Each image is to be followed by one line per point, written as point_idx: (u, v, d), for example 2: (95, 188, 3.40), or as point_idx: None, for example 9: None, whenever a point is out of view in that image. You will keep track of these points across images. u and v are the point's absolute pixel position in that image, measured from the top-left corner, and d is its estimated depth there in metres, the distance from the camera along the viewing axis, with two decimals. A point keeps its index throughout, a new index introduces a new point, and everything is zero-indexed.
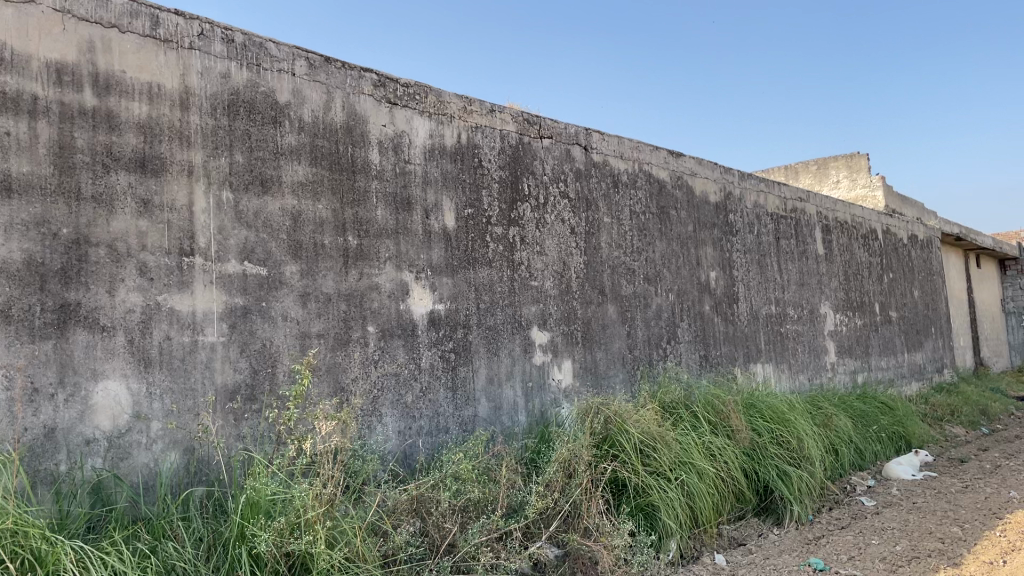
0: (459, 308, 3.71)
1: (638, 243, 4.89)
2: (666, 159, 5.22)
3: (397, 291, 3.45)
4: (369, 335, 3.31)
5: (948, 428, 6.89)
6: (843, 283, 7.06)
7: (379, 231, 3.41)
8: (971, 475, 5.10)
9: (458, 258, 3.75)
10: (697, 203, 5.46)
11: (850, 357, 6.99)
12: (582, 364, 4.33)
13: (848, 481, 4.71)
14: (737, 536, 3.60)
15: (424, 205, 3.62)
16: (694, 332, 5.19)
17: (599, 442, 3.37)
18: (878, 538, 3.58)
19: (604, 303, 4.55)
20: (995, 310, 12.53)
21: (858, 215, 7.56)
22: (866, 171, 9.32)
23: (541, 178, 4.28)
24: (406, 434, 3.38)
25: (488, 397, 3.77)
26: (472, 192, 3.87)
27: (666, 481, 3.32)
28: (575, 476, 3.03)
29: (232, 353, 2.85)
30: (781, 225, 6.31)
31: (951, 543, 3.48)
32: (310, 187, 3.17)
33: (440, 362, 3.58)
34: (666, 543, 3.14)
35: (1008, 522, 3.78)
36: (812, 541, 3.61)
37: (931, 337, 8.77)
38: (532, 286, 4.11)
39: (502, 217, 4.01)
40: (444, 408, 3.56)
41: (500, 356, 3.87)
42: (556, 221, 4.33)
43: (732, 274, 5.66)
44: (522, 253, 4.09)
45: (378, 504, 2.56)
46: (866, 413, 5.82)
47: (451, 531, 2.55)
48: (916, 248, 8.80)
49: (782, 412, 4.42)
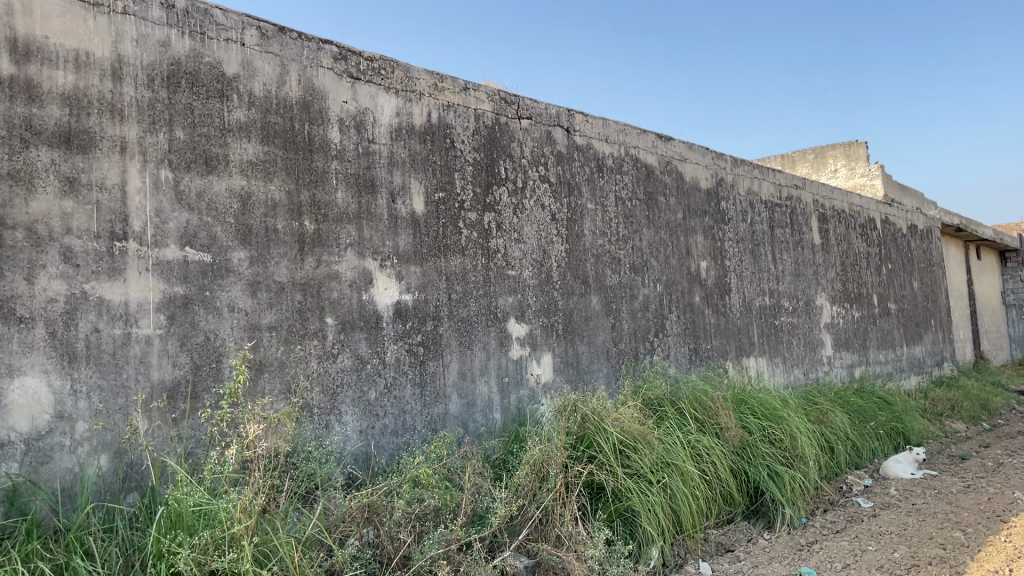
0: (428, 299, 3.47)
1: (624, 231, 4.65)
2: (654, 142, 4.98)
3: (359, 280, 3.21)
4: (327, 328, 3.07)
5: (948, 424, 6.66)
6: (840, 273, 6.82)
7: (339, 216, 3.17)
8: (973, 473, 4.87)
9: (427, 245, 3.50)
10: (687, 190, 5.22)
11: (847, 351, 6.76)
12: (563, 358, 4.10)
13: (844, 481, 4.48)
14: (724, 541, 3.37)
15: (390, 187, 3.37)
16: (683, 325, 4.96)
17: (576, 442, 3.14)
18: (876, 544, 3.34)
19: (587, 294, 4.32)
20: (995, 303, 12.32)
21: (856, 204, 7.32)
22: (865, 159, 9.07)
23: (520, 161, 4.03)
24: (369, 434, 3.15)
25: (460, 394, 3.54)
26: (443, 175, 3.62)
27: (647, 484, 3.08)
28: (547, 480, 2.79)
29: (171, 347, 2.61)
30: (776, 213, 6.08)
31: (952, 550, 3.24)
32: (261, 167, 2.93)
33: (408, 357, 3.34)
34: (647, 551, 2.90)
35: (1013, 525, 3.56)
36: (806, 547, 3.37)
37: (930, 329, 8.54)
38: (509, 275, 3.87)
39: (476, 202, 3.76)
40: (411, 405, 3.32)
41: (474, 350, 3.63)
42: (535, 206, 4.08)
43: (723, 264, 5.42)
44: (499, 240, 3.85)
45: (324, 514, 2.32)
46: (863, 409, 5.59)
47: (405, 543, 2.32)
48: (915, 239, 8.56)
49: (773, 408, 4.19)
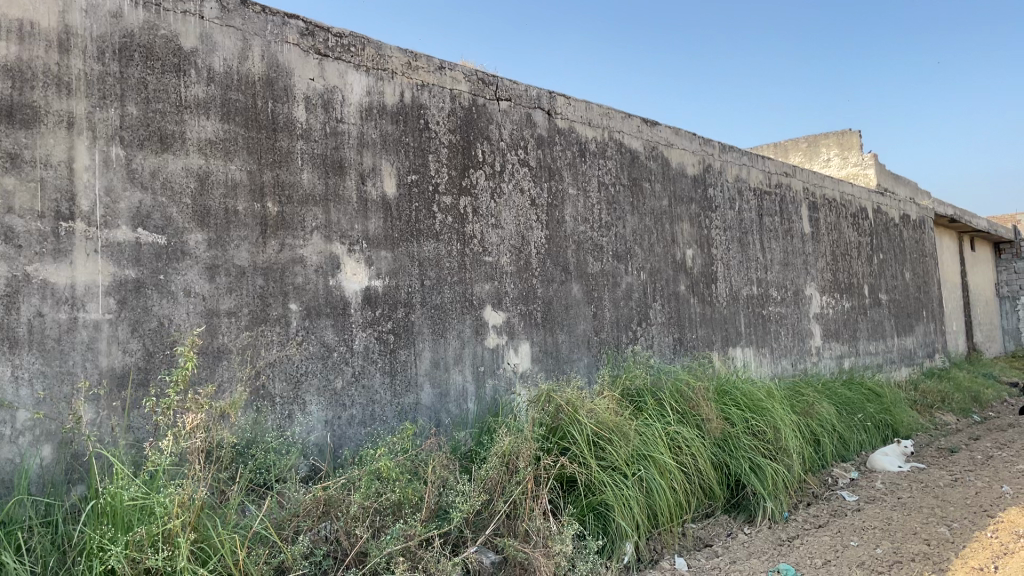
0: (400, 285, 3.35)
1: (607, 218, 4.54)
2: (639, 127, 4.86)
3: (326, 265, 3.09)
4: (291, 314, 2.95)
5: (938, 416, 6.58)
6: (830, 263, 6.72)
7: (304, 198, 3.05)
8: (961, 466, 4.79)
9: (399, 229, 3.38)
10: (673, 176, 5.10)
11: (836, 341, 6.66)
12: (542, 347, 3.99)
13: (829, 474, 4.39)
14: (702, 536, 3.28)
15: (360, 169, 3.25)
16: (667, 314, 4.85)
17: (549, 434, 3.03)
18: (858, 539, 3.25)
19: (568, 282, 4.20)
20: (988, 295, 12.24)
21: (847, 192, 7.21)
22: (858, 148, 8.96)
23: (498, 144, 3.91)
24: (336, 424, 3.04)
25: (433, 383, 3.43)
26: (417, 157, 3.50)
27: (622, 477, 2.99)
28: (515, 472, 2.69)
29: (121, 333, 2.50)
30: (765, 201, 5.96)
31: (937, 546, 3.15)
32: (221, 145, 2.81)
33: (377, 345, 3.23)
34: (620, 547, 2.81)
35: (1001, 521, 3.47)
36: (786, 542, 3.27)
37: (922, 321, 8.45)
38: (485, 261, 3.75)
39: (451, 185, 3.64)
40: (381, 394, 3.21)
41: (447, 338, 3.52)
42: (514, 191, 3.96)
43: (710, 252, 5.31)
44: (475, 225, 3.73)
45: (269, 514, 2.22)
46: (852, 401, 5.49)
47: (361, 538, 2.22)
48: (907, 229, 8.46)
49: (757, 399, 4.09)
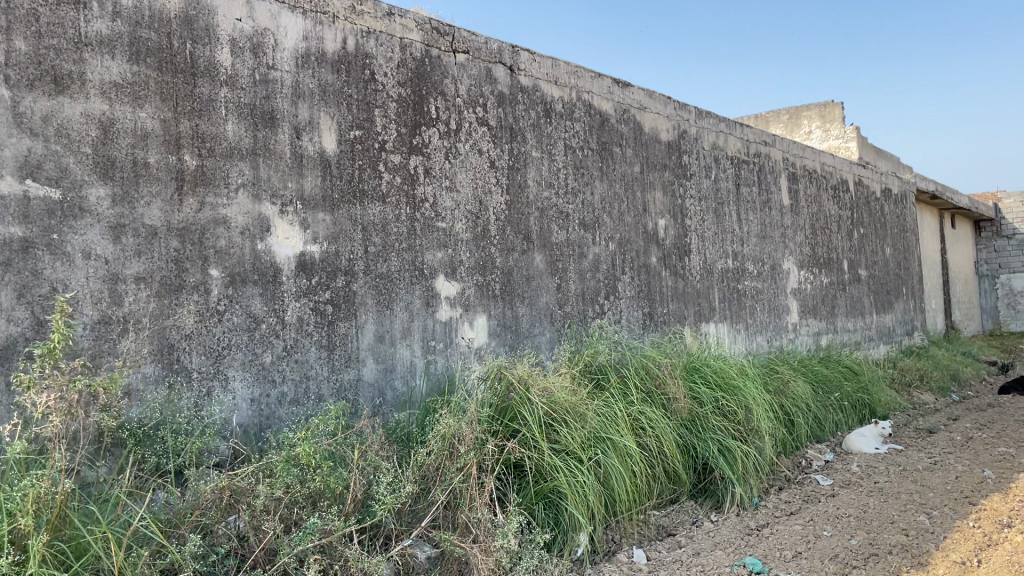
0: (340, 251, 3.05)
1: (573, 184, 4.25)
2: (610, 88, 4.56)
3: (253, 227, 2.79)
4: (211, 281, 2.66)
5: (917, 395, 6.39)
6: (809, 237, 6.49)
7: (228, 151, 2.75)
8: (940, 448, 4.58)
9: (340, 189, 3.08)
10: (646, 141, 4.82)
11: (814, 318, 6.44)
12: (499, 321, 3.71)
13: (804, 457, 4.17)
14: (666, 525, 3.05)
15: (294, 121, 2.95)
16: (637, 287, 4.60)
17: (498, 415, 2.78)
18: (832, 529, 3.01)
19: (530, 251, 3.92)
20: (968, 273, 12.12)
21: (828, 164, 6.96)
22: (840, 120, 8.71)
23: (454, 100, 3.60)
24: (263, 403, 2.76)
25: (377, 359, 3.14)
26: (361, 111, 3.19)
27: (577, 462, 2.73)
28: (456, 458, 2.42)
29: (5, 299, 2.23)
30: (742, 170, 5.70)
31: (916, 537, 2.92)
32: (129, 90, 2.52)
33: (313, 317, 2.93)
34: (573, 539, 2.56)
35: (983, 509, 3.25)
36: (755, 531, 3.04)
37: (902, 298, 8.27)
38: (438, 227, 3.46)
39: (400, 143, 3.33)
40: (316, 370, 2.93)
41: (394, 310, 3.23)
42: (470, 151, 3.66)
43: (684, 223, 5.05)
44: (426, 188, 3.43)
45: (156, 510, 1.95)
46: (829, 378, 5.27)
47: (268, 536, 1.96)
48: (889, 204, 8.23)
49: (729, 376, 3.85)
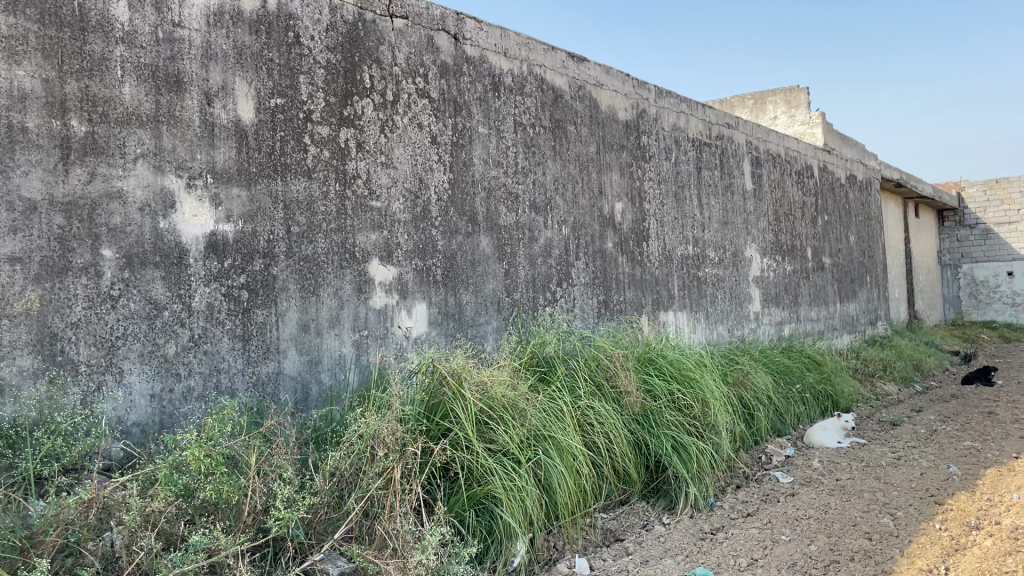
0: (257, 231, 2.77)
1: (523, 163, 3.98)
2: (564, 62, 4.30)
3: (154, 202, 2.50)
4: (103, 262, 2.38)
5: (880, 385, 6.25)
6: (772, 223, 6.31)
7: (124, 117, 2.46)
8: (904, 442, 4.42)
9: (258, 162, 2.79)
10: (602, 120, 4.57)
11: (776, 307, 6.27)
12: (441, 309, 3.45)
13: (763, 452, 3.97)
14: (613, 529, 2.83)
15: (204, 86, 2.66)
16: (592, 273, 4.37)
17: (429, 412, 2.52)
18: (791, 533, 2.80)
19: (475, 234, 3.66)
20: (931, 263, 12.11)
21: (792, 149, 6.78)
22: (806, 106, 8.55)
23: (391, 69, 3.32)
24: (165, 399, 2.48)
25: (300, 350, 2.86)
26: (283, 78, 2.90)
27: (514, 463, 2.49)
28: (375, 462, 2.17)
29: None
30: (704, 152, 5.48)
31: (880, 541, 2.72)
32: (3, 45, 2.24)
33: (225, 303, 2.65)
34: (508, 548, 2.32)
35: (949, 510, 3.07)
36: (709, 535, 2.82)
37: (866, 287, 8.15)
38: (372, 207, 3.18)
39: (329, 114, 3.04)
40: (230, 362, 2.65)
41: (321, 296, 2.95)
42: (409, 125, 3.38)
43: (642, 207, 4.82)
44: (359, 163, 3.14)
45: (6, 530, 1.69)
46: (791, 369, 5.09)
47: (141, 555, 1.70)
48: (853, 190, 8.09)
49: (686, 368, 3.64)
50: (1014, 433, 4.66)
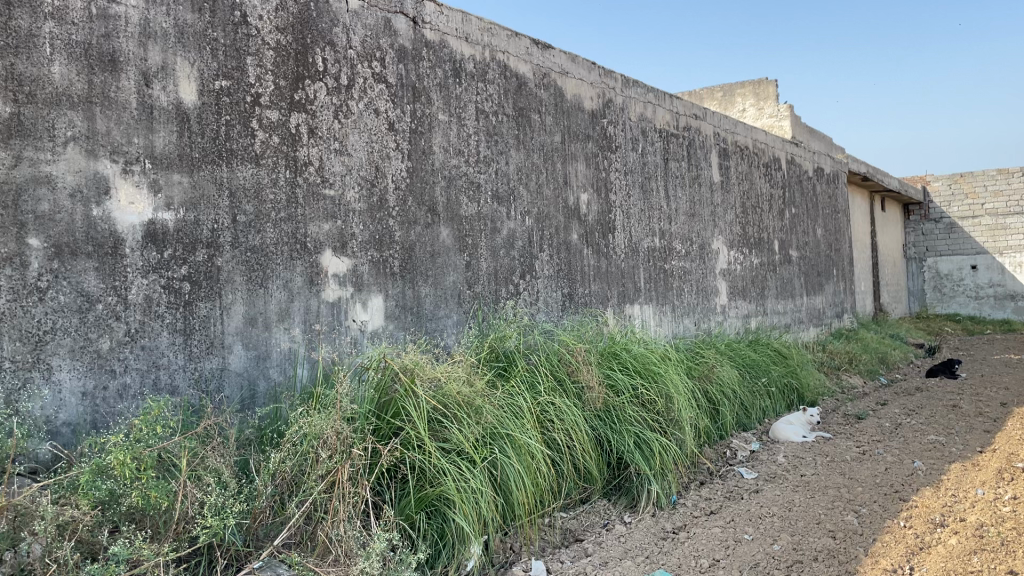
0: (199, 219, 2.63)
1: (485, 152, 3.86)
2: (528, 49, 4.19)
3: (86, 188, 2.37)
4: (29, 252, 2.24)
5: (846, 378, 6.25)
6: (739, 216, 6.26)
7: (54, 97, 2.32)
8: (869, 436, 4.39)
9: (201, 147, 2.65)
10: (567, 109, 4.47)
11: (743, 300, 6.23)
12: (398, 302, 3.33)
13: (727, 447, 3.92)
14: (573, 529, 2.74)
15: (141, 66, 2.52)
16: (556, 266, 4.27)
17: (380, 411, 2.41)
18: (754, 532, 2.73)
19: (435, 225, 3.54)
20: (897, 256, 12.20)
21: (760, 141, 6.73)
22: (774, 98, 8.52)
23: (345, 52, 3.18)
24: (98, 397, 2.35)
25: (246, 345, 2.73)
26: (229, 59, 2.76)
27: (469, 463, 2.38)
28: (319, 464, 2.05)
29: None
30: (671, 143, 5.41)
31: (843, 540, 2.66)
32: None
33: (164, 296, 2.52)
34: (461, 552, 2.21)
35: (913, 507, 3.02)
36: (671, 535, 2.74)
37: (832, 280, 8.15)
38: (325, 195, 3.05)
39: (279, 98, 2.91)
40: (169, 358, 2.52)
41: (269, 289, 2.82)
42: (365, 111, 3.25)
43: (608, 198, 4.73)
44: (311, 150, 3.01)
45: None
46: (758, 362, 5.04)
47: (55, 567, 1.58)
48: (821, 183, 8.08)
49: (650, 363, 3.56)
50: (978, 427, 4.66)
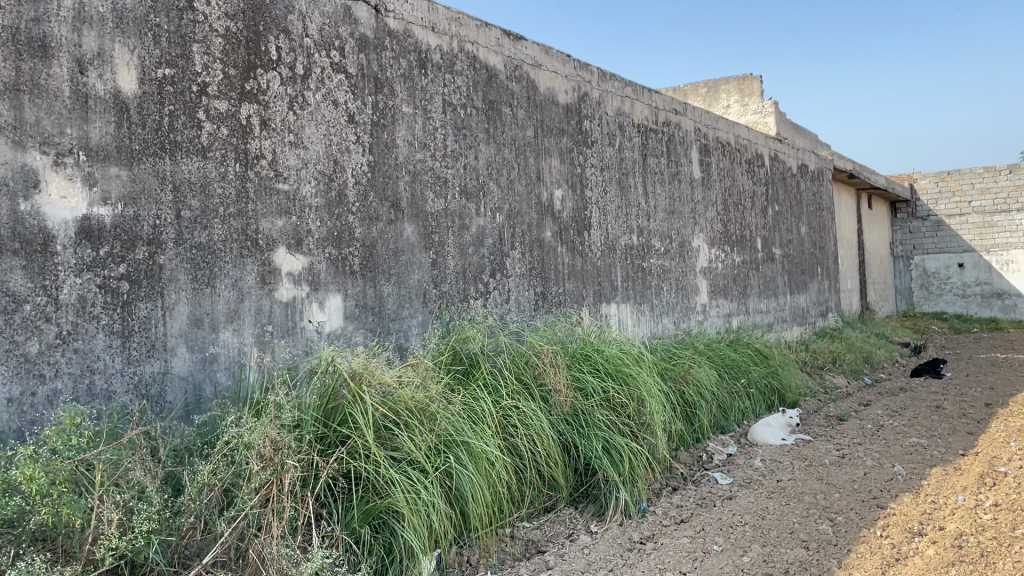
0: (139, 214, 2.49)
1: (453, 146, 3.73)
2: (499, 40, 4.06)
3: (13, 181, 2.23)
4: None
5: (829, 379, 6.15)
6: (721, 213, 6.15)
7: None
8: (849, 439, 4.28)
9: (141, 139, 2.51)
10: (541, 103, 4.35)
11: (725, 299, 6.12)
12: (358, 302, 3.20)
13: (704, 450, 3.80)
14: (536, 539, 2.60)
15: (75, 52, 2.38)
16: (528, 264, 4.15)
17: (327, 418, 2.29)
18: (723, 543, 2.62)
19: (398, 221, 3.40)
20: (883, 255, 12.13)
21: (742, 137, 6.62)
22: (758, 94, 8.42)
23: (301, 40, 3.04)
24: (25, 403, 2.21)
25: (191, 347, 2.59)
26: (173, 45, 2.61)
27: (420, 472, 2.26)
28: (252, 476, 1.92)
29: None
30: (650, 139, 5.29)
31: (817, 551, 2.55)
32: None
33: (100, 295, 2.38)
34: (409, 569, 2.08)
35: (892, 514, 2.91)
36: (637, 546, 2.61)
37: (817, 278, 8.06)
38: (278, 190, 2.91)
39: (228, 88, 2.77)
40: (106, 361, 2.38)
41: (216, 288, 2.68)
42: (322, 102, 3.11)
43: (583, 194, 4.61)
44: (263, 142, 2.87)
45: None
46: (737, 362, 4.93)
47: None
48: (805, 180, 7.98)
49: (622, 364, 3.44)
50: (961, 429, 4.56)
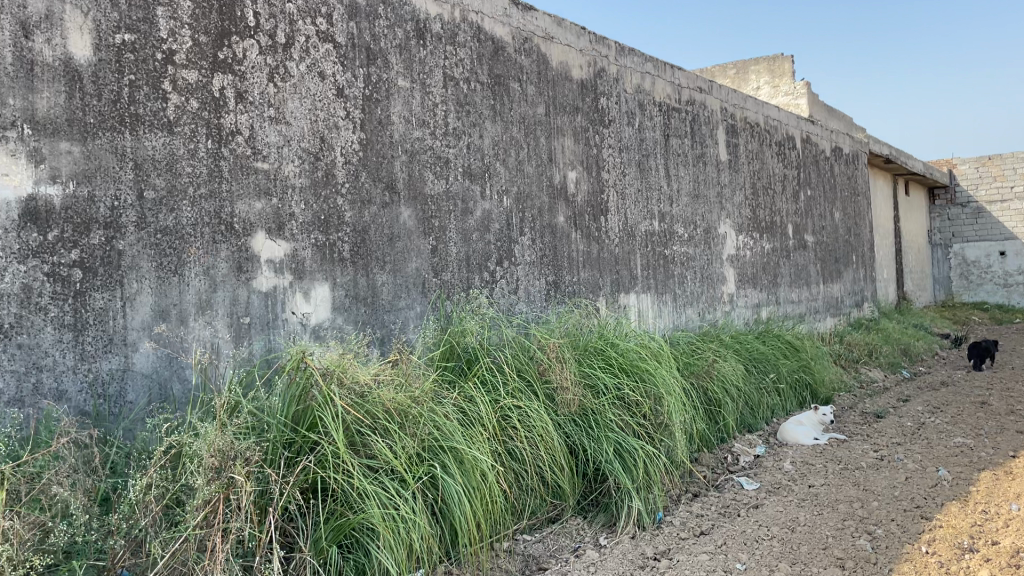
0: (93, 194, 2.25)
1: (455, 123, 3.46)
2: (506, 10, 3.77)
3: None
4: None
5: (864, 372, 5.79)
6: (749, 197, 5.81)
7: None
8: (888, 438, 3.95)
9: (97, 111, 2.27)
10: (553, 78, 4.05)
11: (753, 288, 5.79)
12: (348, 291, 2.94)
13: (729, 452, 3.50)
14: (538, 554, 2.33)
15: (19, 14, 2.14)
16: (539, 251, 3.87)
17: (295, 422, 2.04)
18: (748, 561, 2.31)
19: (394, 204, 3.14)
20: (921, 242, 11.65)
21: (772, 118, 6.27)
22: (790, 75, 8.05)
23: (282, 6, 2.78)
24: None
25: (155, 342, 2.36)
26: (134, 9, 2.36)
27: (399, 483, 1.99)
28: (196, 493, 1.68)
29: None
30: (672, 118, 4.98)
31: (853, 571, 2.24)
32: None
33: (49, 285, 2.15)
34: None
35: (938, 527, 2.59)
36: (650, 563, 2.31)
37: (852, 266, 7.68)
38: (256, 169, 2.66)
39: (199, 56, 2.51)
40: (55, 356, 2.15)
41: (185, 277, 2.44)
42: (308, 74, 2.85)
43: (599, 177, 4.31)
44: (239, 117, 2.62)
45: None
46: (766, 355, 4.61)
47: None
48: (839, 163, 7.59)
49: (636, 358, 3.16)
50: (1011, 427, 4.20)
